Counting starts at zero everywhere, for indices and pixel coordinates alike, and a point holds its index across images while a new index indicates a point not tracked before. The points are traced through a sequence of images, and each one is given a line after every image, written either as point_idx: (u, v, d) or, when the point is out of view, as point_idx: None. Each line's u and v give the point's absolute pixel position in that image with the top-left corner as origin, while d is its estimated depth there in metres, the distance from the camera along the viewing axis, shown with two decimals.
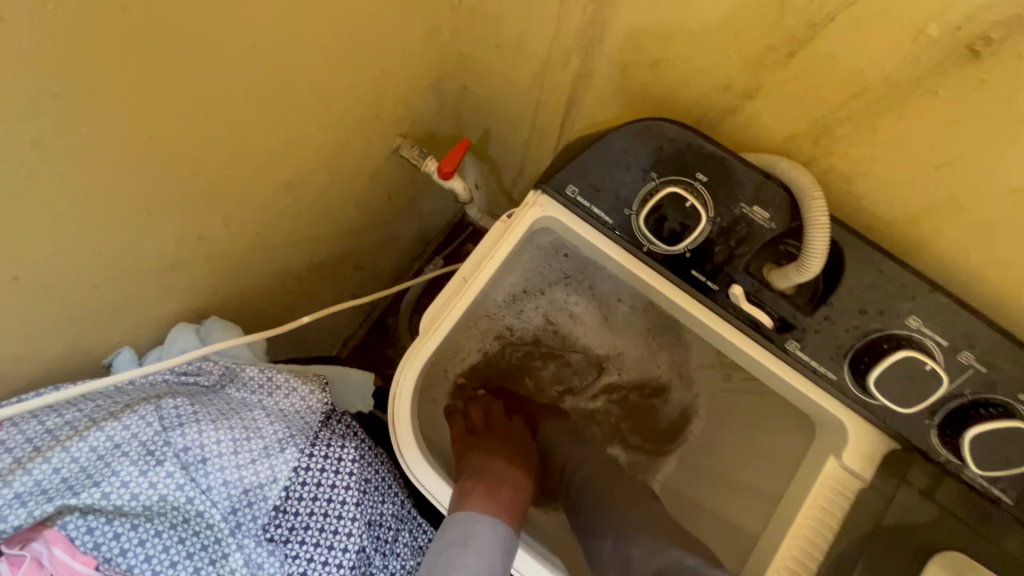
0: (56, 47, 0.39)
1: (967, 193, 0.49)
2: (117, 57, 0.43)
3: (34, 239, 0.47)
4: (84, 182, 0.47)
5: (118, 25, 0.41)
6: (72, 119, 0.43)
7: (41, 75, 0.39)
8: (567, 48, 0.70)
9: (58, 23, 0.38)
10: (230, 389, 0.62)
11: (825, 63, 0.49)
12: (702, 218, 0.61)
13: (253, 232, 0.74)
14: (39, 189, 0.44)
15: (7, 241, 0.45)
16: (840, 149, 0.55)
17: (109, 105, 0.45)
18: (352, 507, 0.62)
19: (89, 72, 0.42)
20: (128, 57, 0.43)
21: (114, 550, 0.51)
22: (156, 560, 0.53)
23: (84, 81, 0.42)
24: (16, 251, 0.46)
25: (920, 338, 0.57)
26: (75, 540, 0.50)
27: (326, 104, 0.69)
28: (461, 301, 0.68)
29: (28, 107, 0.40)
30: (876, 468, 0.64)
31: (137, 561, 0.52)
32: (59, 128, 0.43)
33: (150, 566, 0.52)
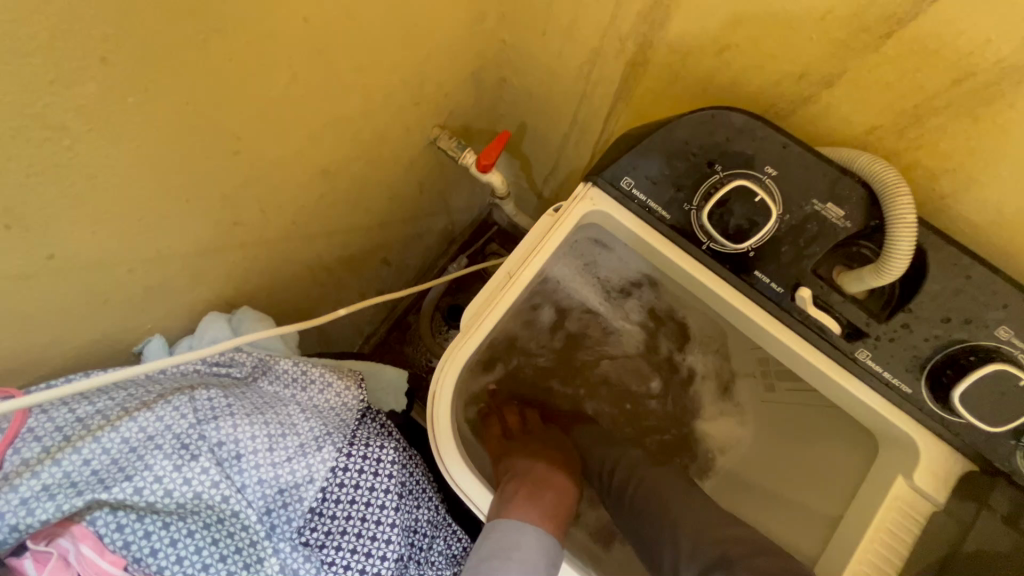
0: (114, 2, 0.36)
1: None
2: (170, 19, 0.40)
3: (72, 215, 0.44)
4: (129, 155, 0.45)
5: None
6: (122, 85, 0.40)
7: (97, 34, 0.37)
8: (622, 35, 0.66)
9: None
10: (263, 382, 0.59)
11: (927, 43, 0.45)
12: (772, 214, 0.57)
13: (287, 220, 0.71)
14: (81, 160, 0.42)
15: (45, 215, 0.42)
16: (929, 142, 0.51)
17: (159, 71, 0.42)
18: (391, 512, 0.58)
19: (143, 35, 0.39)
20: (181, 21, 0.41)
21: (144, 550, 0.48)
22: (187, 562, 0.50)
23: (136, 43, 0.39)
24: (54, 227, 0.44)
25: (1011, 351, 0.53)
26: (103, 538, 0.47)
27: (369, 87, 0.66)
28: (507, 296, 0.64)
29: (78, 71, 0.37)
30: (949, 490, 0.59)
31: (168, 564, 0.49)
32: (108, 94, 0.40)
33: (181, 569, 0.49)
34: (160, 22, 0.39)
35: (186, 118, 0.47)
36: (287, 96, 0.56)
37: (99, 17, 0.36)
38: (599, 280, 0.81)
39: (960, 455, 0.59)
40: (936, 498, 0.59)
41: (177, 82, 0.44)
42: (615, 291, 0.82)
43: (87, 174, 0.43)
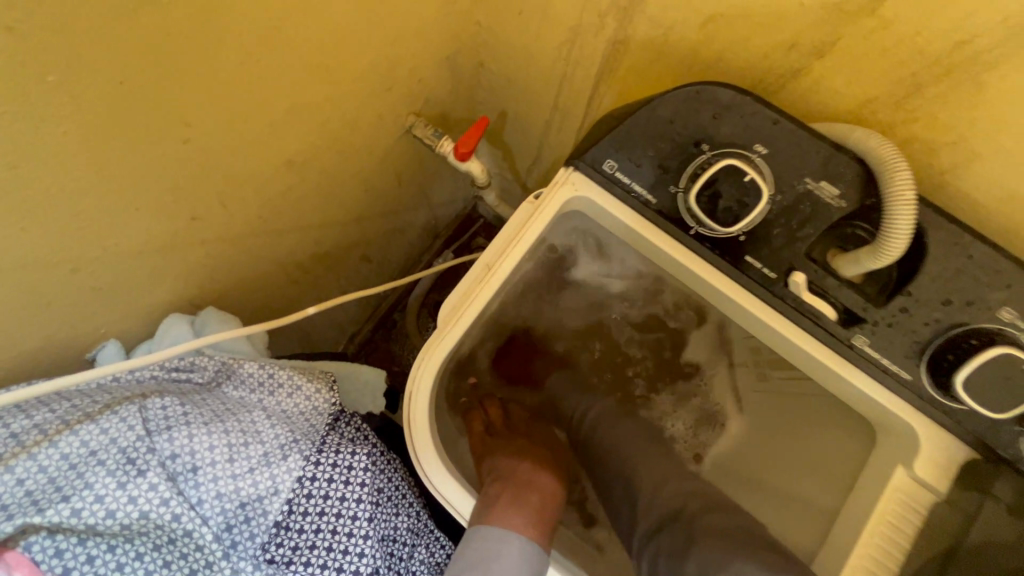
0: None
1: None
2: None
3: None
4: (59, 143, 0.41)
5: None
6: (38, 62, 0.36)
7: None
8: (601, 10, 0.62)
9: None
10: (226, 388, 0.55)
11: (927, 4, 0.42)
12: (763, 195, 0.54)
13: (253, 215, 0.67)
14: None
15: None
16: (927, 114, 0.48)
17: (82, 45, 0.38)
18: (365, 523, 0.55)
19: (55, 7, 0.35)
20: None
21: None
22: None
23: (48, 13, 0.35)
24: None
25: (1014, 333, 0.50)
26: (41, 565, 0.42)
27: (334, 71, 0.62)
28: (484, 289, 0.61)
29: None
30: (952, 480, 0.56)
31: None
32: (23, 72, 0.36)
33: None
34: None
35: (123, 99, 0.43)
36: (240, 78, 0.51)
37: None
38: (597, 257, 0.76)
39: (963, 443, 0.57)
40: (939, 489, 0.57)
41: (106, 59, 0.40)
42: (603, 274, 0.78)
43: (12, 165, 0.39)
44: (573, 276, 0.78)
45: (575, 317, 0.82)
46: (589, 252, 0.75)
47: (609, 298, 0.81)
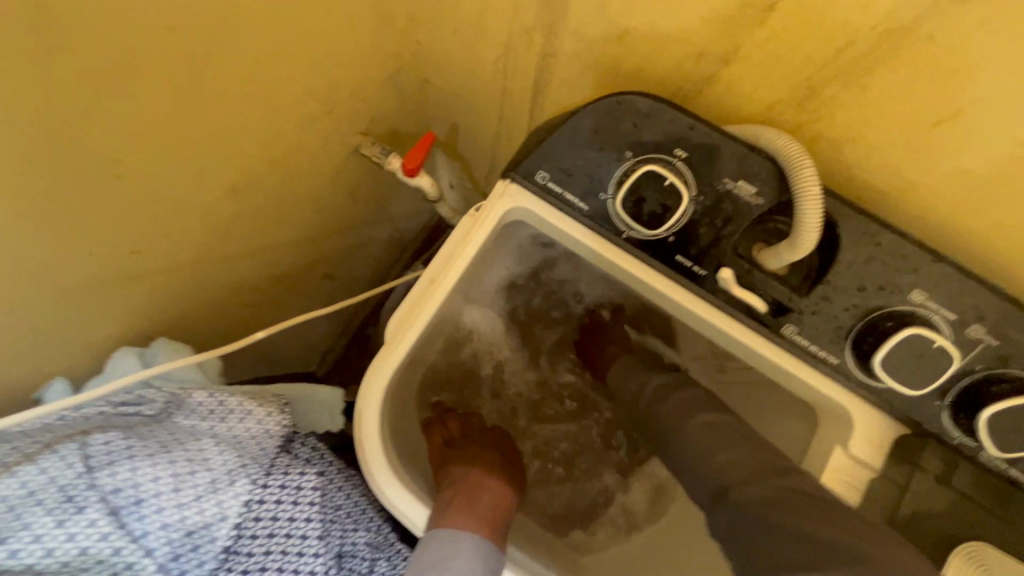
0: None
1: (980, 151, 0.45)
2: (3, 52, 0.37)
3: None
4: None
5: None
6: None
7: None
8: (529, 27, 0.65)
9: None
10: (176, 418, 0.55)
11: (811, 15, 0.45)
12: (682, 198, 0.56)
13: (200, 241, 0.67)
14: None
15: None
16: (828, 114, 0.51)
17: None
18: (315, 541, 0.56)
19: None
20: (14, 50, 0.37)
21: None
22: None
23: None
24: None
25: (925, 314, 0.53)
26: None
27: (271, 99, 0.63)
28: (426, 306, 0.62)
29: None
30: (886, 456, 0.60)
31: None
32: None
33: None
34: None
35: (46, 142, 0.44)
36: (173, 115, 0.52)
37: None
38: (517, 265, 0.78)
39: (893, 420, 0.60)
40: (874, 465, 0.60)
41: (24, 108, 0.40)
42: (524, 273, 0.80)
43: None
44: (501, 286, 0.79)
45: (505, 323, 0.83)
46: (508, 264, 0.77)
47: (531, 292, 0.83)
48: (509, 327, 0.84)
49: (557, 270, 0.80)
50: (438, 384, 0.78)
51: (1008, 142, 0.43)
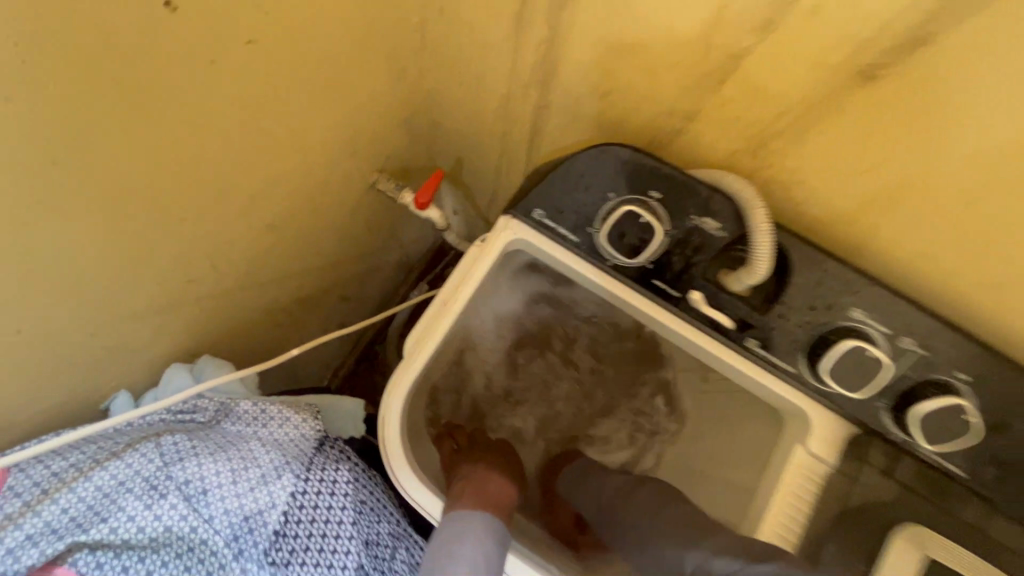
0: (36, 108, 0.42)
1: (900, 192, 0.54)
2: (107, 130, 0.47)
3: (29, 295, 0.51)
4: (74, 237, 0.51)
5: (108, 106, 0.46)
6: (52, 171, 0.46)
7: (42, 150, 0.44)
8: (525, 83, 0.75)
9: (60, 110, 0.43)
10: (225, 424, 0.64)
11: (751, 87, 0.55)
12: (657, 232, 0.66)
13: (239, 271, 0.77)
14: (30, 248, 0.48)
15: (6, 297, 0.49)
16: (775, 161, 0.61)
17: (90, 157, 0.48)
18: (349, 526, 0.65)
19: (82, 148, 0.46)
20: (115, 128, 0.48)
21: None
22: None
23: (78, 151, 0.46)
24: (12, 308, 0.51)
25: (865, 328, 0.63)
26: None
27: (304, 146, 0.74)
28: (438, 326, 0.72)
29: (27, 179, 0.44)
30: (840, 452, 0.69)
31: None
32: (56, 191, 0.47)
33: None
34: (98, 133, 0.47)
35: (130, 197, 0.54)
36: (224, 165, 0.62)
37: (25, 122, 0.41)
38: (512, 289, 0.83)
39: (846, 422, 0.69)
40: (830, 460, 0.69)
41: (113, 169, 0.50)
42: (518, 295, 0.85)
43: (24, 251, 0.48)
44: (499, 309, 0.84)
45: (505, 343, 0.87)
46: (505, 290, 0.83)
47: (527, 310, 0.87)
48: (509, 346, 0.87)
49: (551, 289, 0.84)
50: (447, 404, 0.83)
51: (920, 186, 0.53)
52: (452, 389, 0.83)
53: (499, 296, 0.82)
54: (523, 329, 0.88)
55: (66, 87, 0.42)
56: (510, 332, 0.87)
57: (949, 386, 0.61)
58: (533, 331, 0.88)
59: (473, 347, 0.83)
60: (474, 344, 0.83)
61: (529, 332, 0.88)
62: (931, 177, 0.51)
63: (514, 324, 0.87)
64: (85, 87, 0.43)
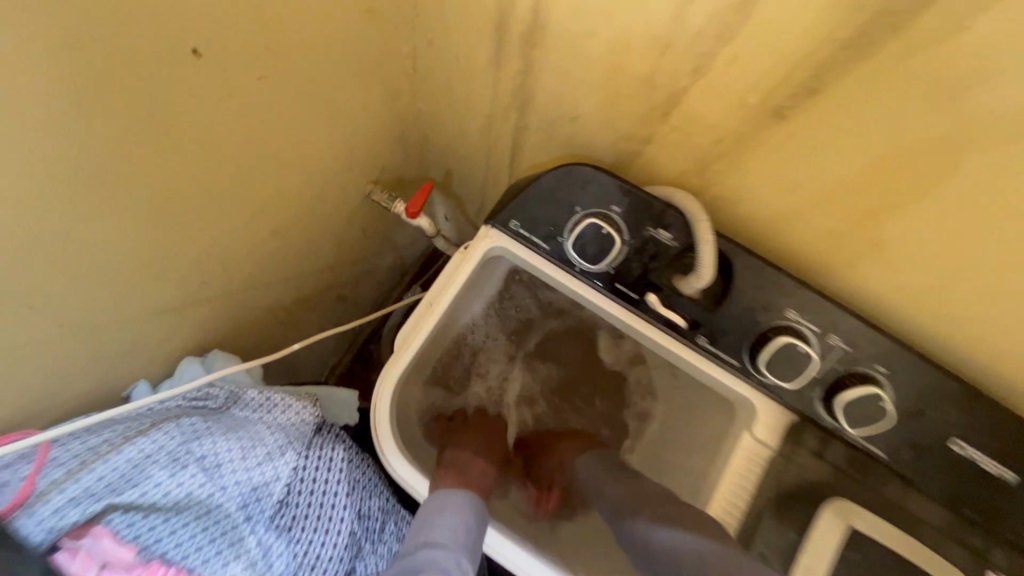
0: (87, 145, 0.50)
1: (820, 208, 0.63)
2: (139, 158, 0.56)
3: (68, 297, 0.59)
4: (108, 248, 0.60)
5: (140, 138, 0.54)
6: (94, 191, 0.54)
7: (87, 178, 0.52)
8: (505, 106, 0.84)
9: (103, 144, 0.51)
10: (234, 409, 0.72)
11: (693, 120, 0.64)
12: (618, 241, 0.76)
13: (244, 272, 0.85)
14: (72, 259, 0.57)
15: (49, 300, 0.57)
16: (718, 182, 0.70)
17: (124, 177, 0.56)
18: (343, 497, 0.74)
19: (119, 174, 0.55)
20: (144, 156, 0.56)
21: (150, 539, 0.61)
22: (186, 546, 0.62)
23: (116, 177, 0.55)
24: (53, 309, 0.59)
25: (798, 326, 0.72)
26: (118, 534, 0.59)
27: (305, 162, 0.82)
28: (425, 324, 0.81)
29: (75, 203, 0.53)
30: (779, 436, 0.77)
31: (170, 548, 0.62)
32: (96, 212, 0.55)
33: (181, 552, 0.62)
34: (132, 161, 0.55)
35: (154, 213, 0.62)
36: (235, 181, 0.71)
37: (76, 152, 0.49)
38: (492, 292, 0.92)
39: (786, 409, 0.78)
40: (771, 443, 0.78)
41: (142, 190, 0.59)
42: (497, 298, 0.94)
43: (68, 258, 0.56)
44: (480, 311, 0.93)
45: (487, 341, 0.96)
46: (486, 293, 0.92)
47: (506, 311, 0.96)
48: (490, 346, 0.96)
49: (527, 293, 0.93)
50: (433, 395, 0.92)
51: (835, 203, 0.61)
52: (439, 382, 0.92)
53: (482, 298, 0.92)
54: (503, 329, 0.97)
55: (109, 126, 0.50)
56: (490, 332, 0.96)
57: (869, 376, 0.70)
58: (512, 331, 0.97)
59: (457, 344, 0.92)
60: (458, 342, 0.92)
61: (508, 331, 0.97)
62: (843, 196, 0.60)
63: (494, 324, 0.96)
64: (125, 121, 0.51)
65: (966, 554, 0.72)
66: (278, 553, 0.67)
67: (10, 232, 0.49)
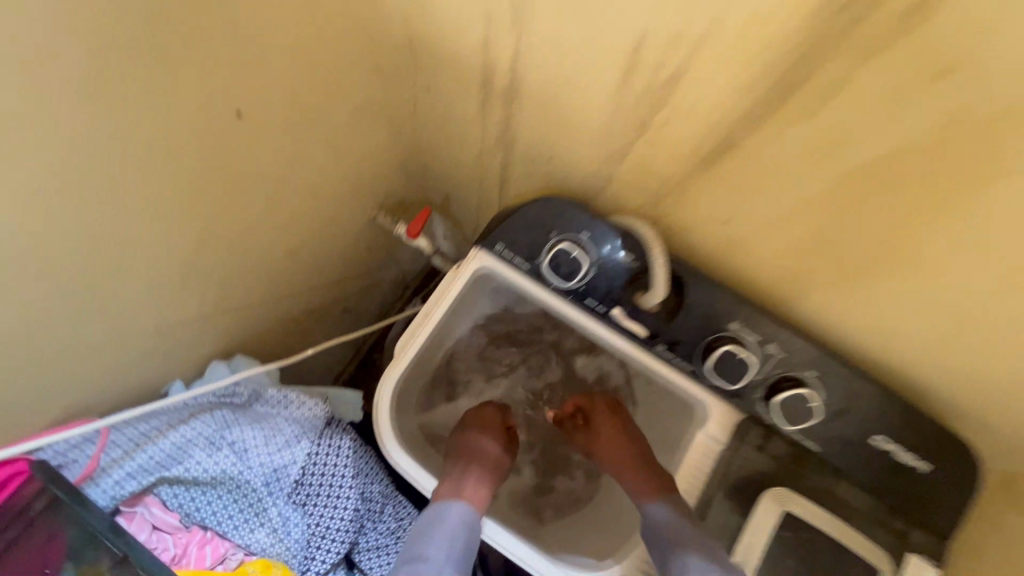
0: (139, 191, 0.63)
1: (747, 239, 0.75)
2: (178, 198, 0.68)
3: (118, 312, 0.72)
4: (152, 272, 0.73)
5: (178, 183, 0.67)
6: (146, 224, 0.67)
7: (139, 216, 0.65)
8: (492, 144, 0.97)
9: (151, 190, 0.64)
10: (256, 405, 0.84)
11: (640, 165, 0.76)
12: (585, 262, 0.87)
13: (263, 287, 0.98)
14: (122, 281, 0.69)
15: (104, 315, 0.70)
16: (667, 214, 0.83)
17: (170, 212, 0.69)
18: (349, 479, 0.85)
19: (163, 212, 0.68)
20: (182, 197, 0.69)
21: (191, 505, 0.79)
22: (219, 511, 0.80)
23: (160, 214, 0.68)
24: (107, 322, 0.71)
25: (742, 336, 0.83)
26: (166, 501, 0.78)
27: (318, 193, 0.95)
28: (420, 334, 0.94)
29: (128, 236, 0.66)
30: (729, 433, 0.91)
31: (206, 513, 0.79)
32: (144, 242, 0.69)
33: (215, 516, 0.80)
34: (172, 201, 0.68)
35: (190, 242, 0.75)
36: (257, 212, 0.84)
37: (131, 190, 0.62)
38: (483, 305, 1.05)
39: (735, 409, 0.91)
40: (721, 438, 0.91)
41: (181, 224, 0.72)
42: (488, 309, 1.07)
43: (120, 275, 0.69)
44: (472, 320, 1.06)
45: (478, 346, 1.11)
46: (478, 305, 1.05)
47: (495, 320, 1.09)
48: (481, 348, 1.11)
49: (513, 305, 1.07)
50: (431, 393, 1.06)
51: (757, 235, 0.74)
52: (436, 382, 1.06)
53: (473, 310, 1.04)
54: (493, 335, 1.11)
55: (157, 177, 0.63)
56: (482, 338, 1.10)
57: (801, 379, 0.82)
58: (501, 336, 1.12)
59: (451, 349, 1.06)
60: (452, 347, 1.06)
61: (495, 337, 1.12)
62: (762, 229, 0.72)
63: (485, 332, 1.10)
64: (172, 170, 0.64)
65: (891, 536, 0.85)
66: (293, 521, 0.83)
67: (83, 259, 0.62)
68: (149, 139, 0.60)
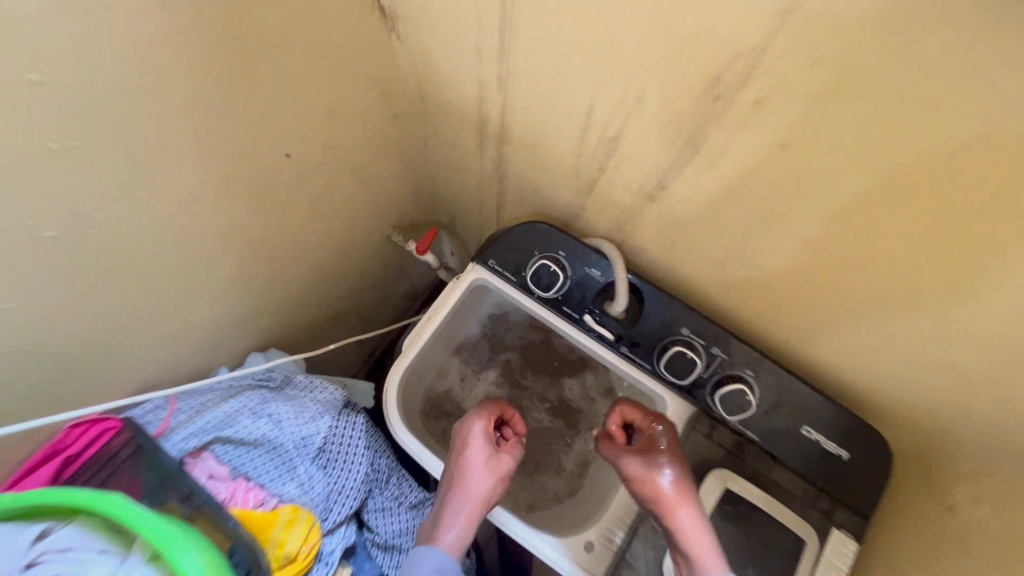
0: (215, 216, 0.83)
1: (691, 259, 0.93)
2: (240, 221, 0.88)
3: (188, 310, 0.91)
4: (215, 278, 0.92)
5: (242, 210, 0.87)
6: (215, 241, 0.86)
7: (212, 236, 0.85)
8: (489, 176, 1.15)
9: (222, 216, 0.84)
10: (289, 387, 1.03)
11: (605, 198, 0.94)
12: (561, 276, 1.06)
13: (295, 292, 1.17)
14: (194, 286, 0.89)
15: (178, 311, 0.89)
16: (630, 238, 1.00)
17: (232, 231, 0.88)
18: (362, 449, 1.03)
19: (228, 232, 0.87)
20: (243, 220, 0.88)
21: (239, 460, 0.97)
22: (259, 467, 0.97)
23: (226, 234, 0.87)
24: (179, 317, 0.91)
25: (689, 339, 1.01)
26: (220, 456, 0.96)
27: (344, 214, 1.14)
28: (424, 332, 1.12)
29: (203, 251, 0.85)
30: (682, 423, 1.05)
31: (250, 467, 0.97)
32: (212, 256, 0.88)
33: (256, 470, 0.97)
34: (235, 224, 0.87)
35: (243, 254, 0.95)
36: (295, 230, 1.03)
37: (208, 215, 0.81)
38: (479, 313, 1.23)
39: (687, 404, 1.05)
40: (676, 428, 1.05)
41: (239, 241, 0.91)
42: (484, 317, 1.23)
43: (192, 281, 0.88)
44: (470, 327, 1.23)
45: (475, 351, 1.25)
46: (474, 313, 1.22)
47: (491, 328, 1.25)
48: (478, 353, 1.25)
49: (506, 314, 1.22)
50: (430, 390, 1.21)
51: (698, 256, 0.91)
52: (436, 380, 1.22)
53: (470, 317, 1.22)
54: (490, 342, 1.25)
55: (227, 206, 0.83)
56: (478, 344, 1.25)
57: (738, 376, 0.98)
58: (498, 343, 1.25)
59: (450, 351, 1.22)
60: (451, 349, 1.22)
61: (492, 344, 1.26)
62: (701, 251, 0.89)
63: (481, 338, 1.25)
64: (237, 200, 0.84)
65: (818, 515, 0.98)
66: (317, 480, 0.99)
67: (169, 267, 0.81)
68: (225, 178, 0.79)
